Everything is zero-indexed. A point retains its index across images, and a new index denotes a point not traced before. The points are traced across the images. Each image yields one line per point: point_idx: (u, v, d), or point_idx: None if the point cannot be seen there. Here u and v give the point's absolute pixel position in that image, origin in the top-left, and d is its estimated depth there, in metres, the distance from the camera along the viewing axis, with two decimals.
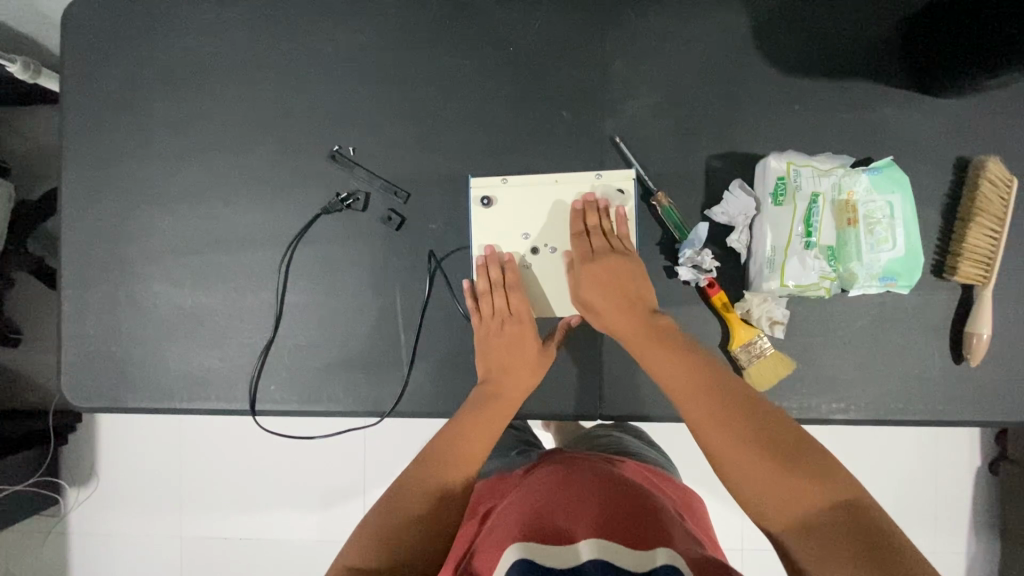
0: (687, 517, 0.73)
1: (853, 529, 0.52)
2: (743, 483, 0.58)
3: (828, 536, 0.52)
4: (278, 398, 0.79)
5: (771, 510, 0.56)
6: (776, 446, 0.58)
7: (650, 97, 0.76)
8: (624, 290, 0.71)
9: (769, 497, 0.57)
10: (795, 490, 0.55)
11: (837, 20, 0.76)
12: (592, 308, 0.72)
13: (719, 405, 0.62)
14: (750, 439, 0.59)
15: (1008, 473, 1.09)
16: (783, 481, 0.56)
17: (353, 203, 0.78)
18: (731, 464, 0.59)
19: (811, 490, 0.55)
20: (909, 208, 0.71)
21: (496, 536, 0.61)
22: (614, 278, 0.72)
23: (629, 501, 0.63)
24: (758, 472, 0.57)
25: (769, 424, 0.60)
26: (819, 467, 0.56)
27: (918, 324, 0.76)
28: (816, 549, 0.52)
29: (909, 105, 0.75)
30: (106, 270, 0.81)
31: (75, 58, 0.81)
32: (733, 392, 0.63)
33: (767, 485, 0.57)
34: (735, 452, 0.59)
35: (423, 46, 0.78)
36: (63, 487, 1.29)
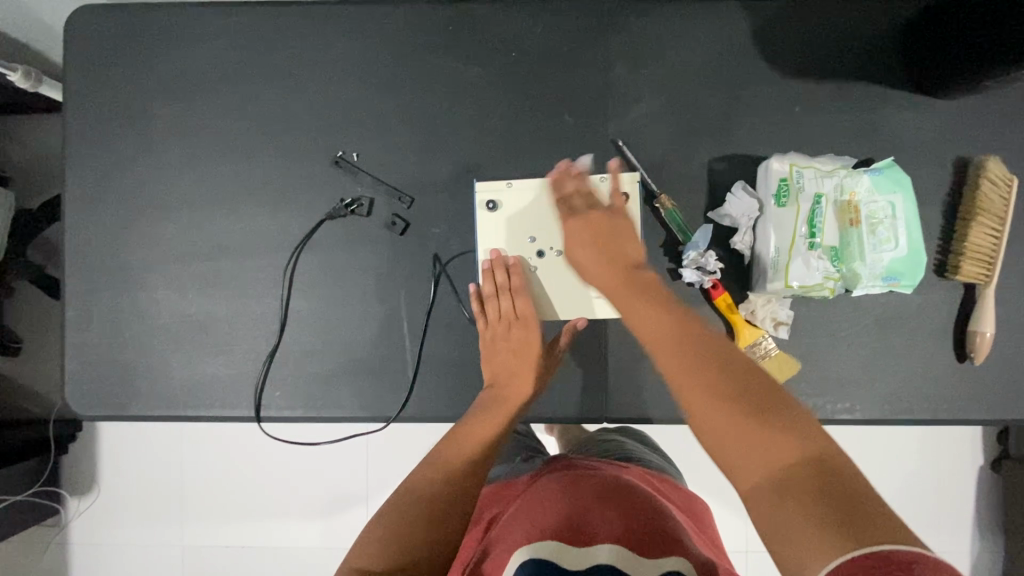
0: (693, 523, 0.72)
1: (823, 487, 0.47)
2: (719, 439, 0.54)
3: (794, 492, 0.47)
4: (283, 404, 0.79)
5: (743, 465, 0.52)
6: (752, 402, 0.54)
7: (652, 101, 0.77)
8: (615, 249, 0.71)
9: (740, 455, 0.52)
10: (766, 446, 0.51)
11: (837, 23, 0.77)
12: (584, 266, 0.72)
13: (696, 360, 0.59)
14: (725, 392, 0.55)
15: (1010, 472, 1.09)
16: (756, 437, 0.52)
17: (357, 208, 0.78)
18: (704, 417, 0.56)
19: (784, 446, 0.51)
20: (910, 207, 0.72)
21: (507, 541, 0.60)
22: (603, 236, 0.71)
23: (638, 508, 0.63)
24: (728, 423, 0.54)
25: (748, 381, 0.56)
26: (796, 426, 0.52)
27: (921, 323, 0.76)
28: (779, 506, 0.48)
29: (908, 106, 0.76)
30: (109, 278, 0.81)
31: (79, 66, 0.81)
32: (709, 345, 0.60)
33: (740, 442, 0.53)
34: (710, 405, 0.55)
35: (426, 52, 0.78)
36: (63, 496, 1.28)
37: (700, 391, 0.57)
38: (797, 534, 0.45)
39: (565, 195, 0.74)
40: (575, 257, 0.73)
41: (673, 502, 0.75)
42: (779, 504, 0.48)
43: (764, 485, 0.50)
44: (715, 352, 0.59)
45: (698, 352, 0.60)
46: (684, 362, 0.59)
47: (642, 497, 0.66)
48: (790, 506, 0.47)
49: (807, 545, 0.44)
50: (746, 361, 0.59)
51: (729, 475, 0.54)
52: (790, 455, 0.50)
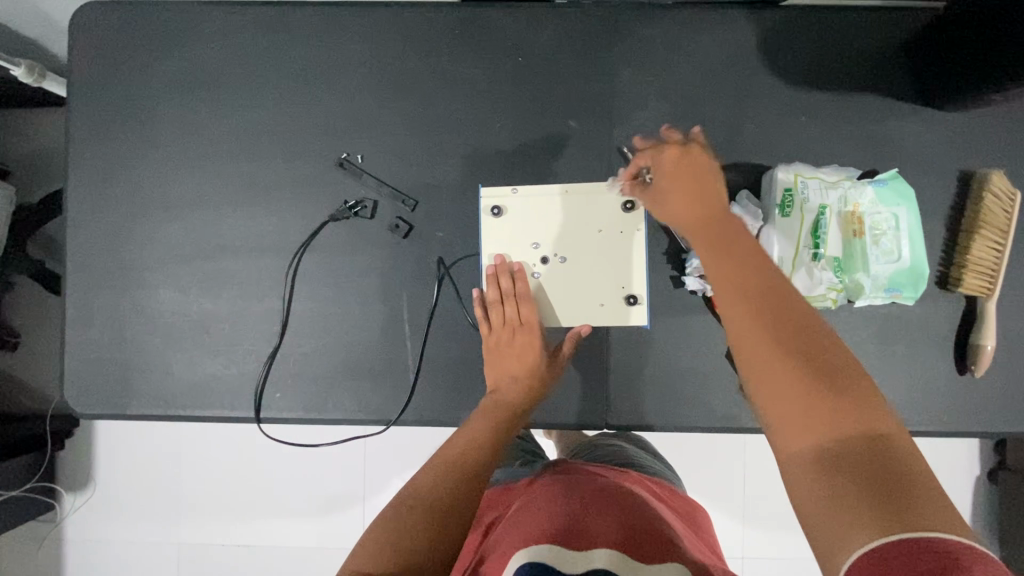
0: (689, 528, 0.72)
1: (882, 469, 0.41)
2: (773, 395, 0.47)
3: (851, 472, 0.42)
4: (283, 406, 0.78)
5: (794, 431, 0.45)
6: (818, 368, 0.47)
7: (658, 108, 0.77)
8: (705, 191, 0.62)
9: (793, 420, 0.46)
10: (827, 418, 0.45)
11: (843, 33, 0.77)
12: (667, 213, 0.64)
13: (760, 315, 0.50)
14: (793, 355, 0.48)
15: (1006, 482, 1.09)
16: (817, 406, 0.45)
17: (361, 211, 0.78)
18: (762, 370, 0.48)
19: (846, 420, 0.44)
20: (913, 220, 0.72)
21: (508, 546, 0.59)
22: (695, 170, 0.63)
23: (640, 520, 0.62)
24: (791, 383, 0.47)
25: (818, 346, 0.48)
26: (864, 400, 0.45)
27: (922, 335, 0.76)
28: (826, 482, 0.42)
29: (913, 118, 0.76)
30: (111, 276, 0.81)
31: (83, 64, 0.81)
32: (783, 298, 0.52)
33: (799, 408, 0.46)
34: (770, 365, 0.48)
35: (431, 55, 0.78)
36: (60, 492, 1.28)
37: (764, 349, 0.49)
38: (840, 513, 0.40)
39: (658, 148, 0.66)
40: (659, 207, 0.65)
41: (671, 507, 0.75)
42: (827, 481, 0.42)
43: (813, 457, 0.44)
44: (784, 307, 0.51)
45: (766, 308, 0.51)
46: (750, 317, 0.51)
47: (639, 504, 0.66)
48: (839, 486, 0.42)
49: (844, 527, 0.40)
50: (816, 321, 0.50)
51: (769, 438, 0.48)
52: (851, 431, 0.44)
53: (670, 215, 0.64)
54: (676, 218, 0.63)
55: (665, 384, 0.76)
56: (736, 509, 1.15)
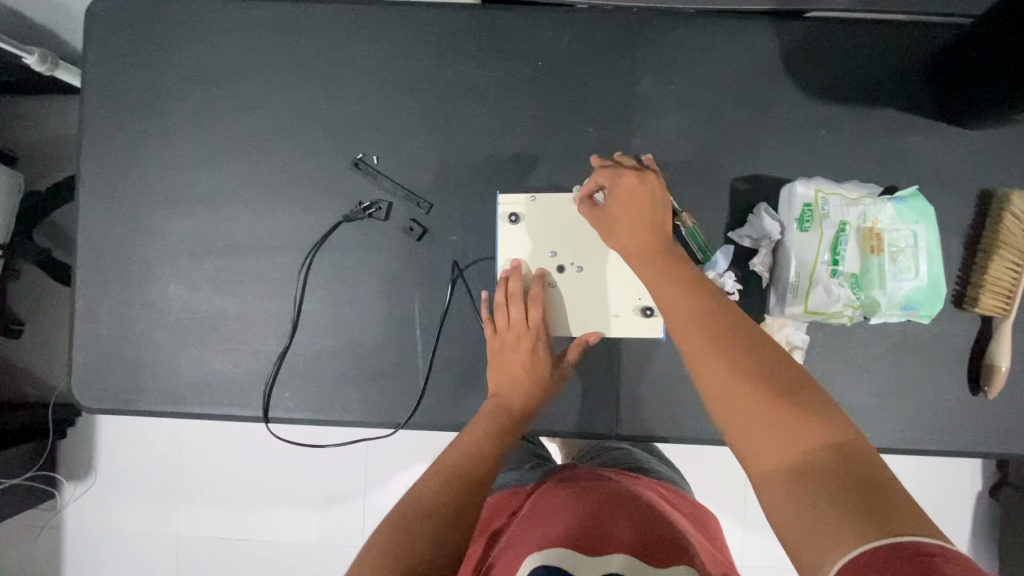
0: (699, 530, 0.72)
1: (850, 480, 0.42)
2: (740, 420, 0.48)
3: (821, 487, 0.42)
4: (291, 406, 0.78)
5: (764, 453, 0.46)
6: (777, 385, 0.48)
7: (678, 117, 0.76)
8: (652, 217, 0.64)
9: (762, 441, 0.46)
10: (792, 435, 0.45)
11: (865, 49, 0.76)
12: (614, 237, 0.65)
13: (719, 343, 0.52)
14: (753, 375, 0.49)
15: (1008, 500, 1.09)
16: (781, 423, 0.46)
17: (375, 212, 0.78)
18: (726, 396, 0.49)
19: (810, 435, 0.45)
20: (932, 238, 0.71)
21: (523, 544, 0.59)
22: (645, 204, 0.65)
23: (655, 522, 0.62)
24: (754, 406, 0.47)
25: (775, 364, 0.50)
26: (823, 413, 0.46)
27: (937, 353, 0.75)
28: (799, 498, 0.42)
29: (934, 135, 0.75)
30: (122, 270, 0.81)
31: (99, 55, 0.80)
32: (737, 324, 0.53)
33: (764, 428, 0.46)
34: (732, 387, 0.49)
35: (450, 56, 0.77)
36: (60, 481, 1.27)
37: (724, 374, 0.50)
38: (818, 524, 0.40)
39: (615, 168, 0.66)
40: (606, 230, 0.66)
41: (678, 509, 0.75)
42: (801, 495, 0.42)
43: (783, 475, 0.44)
44: (739, 332, 0.52)
45: (722, 334, 0.52)
46: (707, 344, 0.52)
47: (652, 508, 0.65)
48: (811, 498, 0.42)
49: (821, 537, 0.40)
50: (768, 342, 0.52)
51: (743, 462, 0.48)
52: (816, 445, 0.44)
53: (619, 240, 0.65)
54: (625, 244, 0.64)
55: (676, 395, 0.76)
56: (737, 518, 1.15)
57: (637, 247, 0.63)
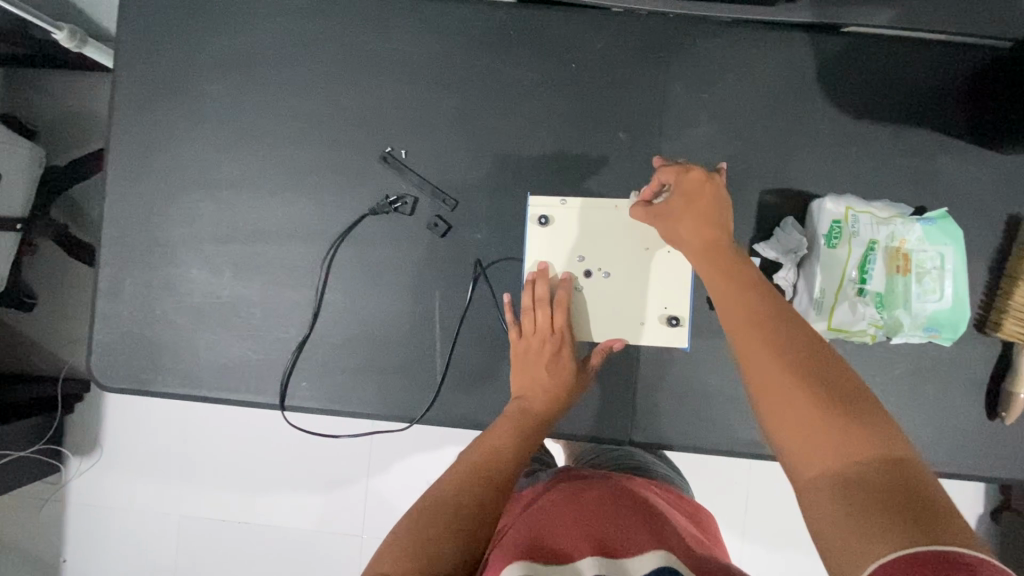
0: (694, 526, 0.69)
1: (894, 488, 0.42)
2: (787, 419, 0.48)
3: (863, 492, 0.42)
4: (307, 395, 0.78)
5: (807, 454, 0.46)
6: (829, 390, 0.47)
7: (710, 126, 0.76)
8: (718, 220, 0.63)
9: (807, 444, 0.46)
10: (838, 439, 0.45)
11: (903, 66, 0.75)
12: (676, 235, 0.64)
13: (772, 344, 0.51)
14: (804, 377, 0.48)
15: (1009, 523, 1.09)
16: (828, 428, 0.46)
17: (401, 206, 0.78)
18: (775, 394, 0.49)
19: (857, 442, 0.44)
20: (960, 260, 0.71)
21: (506, 548, 0.56)
22: (703, 206, 0.63)
23: (644, 520, 0.59)
24: (802, 410, 0.47)
25: (825, 368, 0.49)
26: (873, 422, 0.45)
27: (956, 377, 0.75)
28: (838, 501, 0.43)
29: (967, 157, 0.75)
30: (145, 251, 0.81)
31: (133, 36, 0.80)
32: (793, 328, 0.53)
33: (810, 429, 0.46)
34: (781, 386, 0.48)
35: (483, 54, 0.77)
36: (66, 455, 1.28)
37: (773, 373, 0.49)
38: (855, 527, 0.40)
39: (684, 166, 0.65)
40: (669, 227, 0.65)
41: (682, 511, 0.73)
42: (842, 500, 0.42)
43: (825, 478, 0.44)
44: (793, 335, 0.52)
45: (775, 334, 0.52)
46: (760, 343, 0.52)
47: (645, 506, 0.64)
48: (851, 504, 0.42)
49: (858, 541, 0.40)
50: (822, 346, 0.51)
51: (785, 461, 0.48)
52: (863, 452, 0.44)
53: (680, 238, 0.64)
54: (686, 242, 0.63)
55: (692, 404, 0.76)
56: (738, 528, 1.15)
57: (695, 243, 0.62)
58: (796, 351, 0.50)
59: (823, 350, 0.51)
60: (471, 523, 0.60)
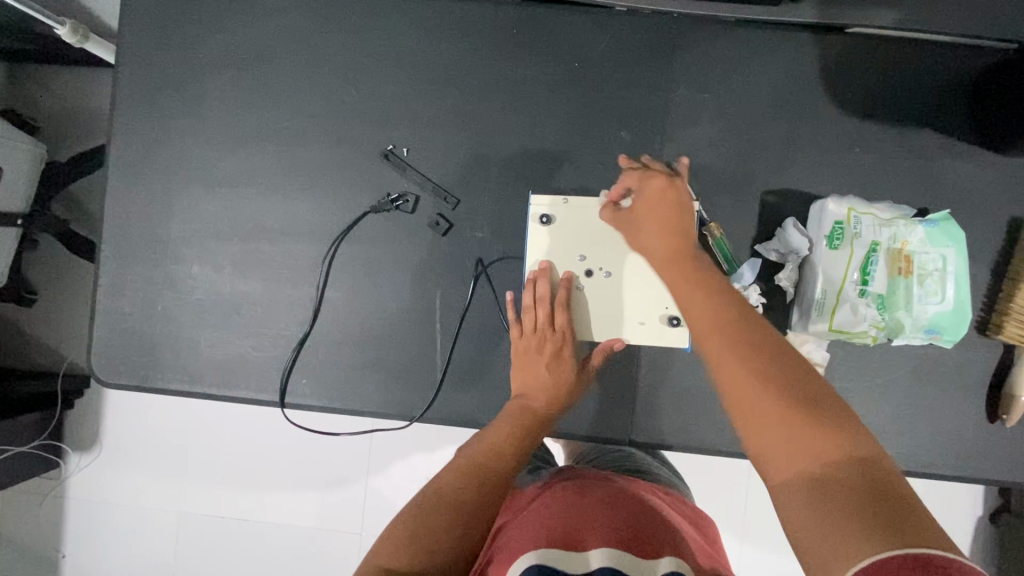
0: (690, 526, 0.70)
1: (865, 489, 0.42)
2: (759, 427, 0.48)
3: (835, 493, 0.42)
4: (307, 392, 0.78)
5: (780, 460, 0.46)
6: (797, 395, 0.48)
7: (712, 126, 0.76)
8: (681, 224, 0.64)
9: (779, 449, 0.46)
10: (808, 444, 0.45)
11: (907, 67, 0.75)
12: (642, 241, 0.66)
13: (741, 350, 0.52)
14: (773, 381, 0.49)
15: (1008, 525, 1.09)
16: (799, 433, 0.46)
17: (402, 204, 0.77)
18: (746, 401, 0.49)
19: (827, 444, 0.45)
20: (961, 263, 0.71)
21: (514, 541, 0.57)
22: (667, 211, 0.65)
23: (649, 523, 0.60)
24: (772, 415, 0.47)
25: (794, 372, 0.50)
26: (842, 426, 0.46)
27: (956, 379, 0.75)
28: (811, 505, 0.43)
29: (971, 159, 0.75)
30: (146, 247, 0.81)
31: (135, 32, 0.80)
32: (761, 335, 0.53)
33: (780, 435, 0.47)
34: (750, 394, 0.49)
35: (486, 52, 0.77)
36: (65, 451, 1.28)
37: (744, 378, 0.50)
38: (830, 531, 0.40)
39: (645, 173, 0.67)
40: (636, 234, 0.67)
41: (684, 515, 0.72)
42: (815, 504, 0.43)
43: (799, 483, 0.45)
44: (762, 341, 0.52)
45: (744, 341, 0.52)
46: (730, 350, 0.52)
47: (649, 508, 0.64)
48: (824, 508, 0.42)
49: (834, 545, 0.40)
50: (789, 350, 0.52)
51: (760, 467, 0.48)
52: (833, 453, 0.45)
53: (647, 244, 0.65)
54: (651, 246, 0.65)
55: (692, 404, 0.76)
56: (737, 529, 1.15)
57: (662, 249, 0.64)
58: (765, 358, 0.51)
59: (791, 357, 0.52)
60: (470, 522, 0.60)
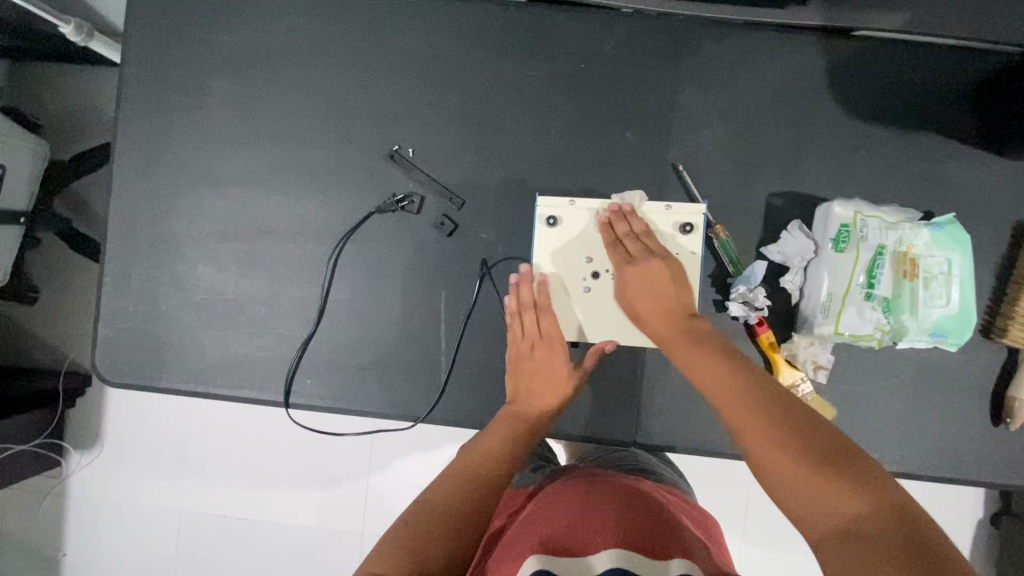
0: (703, 533, 0.68)
1: (894, 533, 0.45)
2: (790, 488, 0.52)
3: (867, 541, 0.46)
4: (312, 392, 0.78)
5: (813, 516, 0.50)
6: (816, 451, 0.52)
7: (719, 128, 0.76)
8: (668, 289, 0.69)
9: (810, 506, 0.50)
10: (834, 496, 0.49)
11: (912, 71, 0.75)
12: (636, 311, 0.70)
13: (759, 413, 0.56)
14: (795, 441, 0.53)
15: (1009, 528, 1.09)
16: (825, 487, 0.50)
17: (407, 205, 0.77)
18: (773, 465, 0.53)
19: (851, 495, 0.49)
20: (966, 267, 0.71)
21: (522, 534, 0.58)
22: (651, 280, 0.69)
23: (652, 522, 0.60)
24: (798, 474, 0.52)
25: (811, 429, 0.55)
26: (862, 475, 0.50)
27: (961, 382, 0.75)
28: (847, 556, 0.46)
29: (976, 163, 0.75)
30: (150, 246, 0.81)
31: (140, 31, 0.80)
32: (775, 395, 0.58)
33: (809, 492, 0.51)
34: (772, 455, 0.54)
35: (492, 53, 0.77)
36: (66, 449, 1.28)
37: (768, 442, 0.54)
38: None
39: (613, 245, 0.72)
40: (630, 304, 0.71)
41: (686, 513, 0.72)
42: (850, 554, 0.46)
43: (833, 536, 0.48)
44: (778, 402, 0.57)
45: (763, 404, 0.57)
46: (750, 415, 0.57)
47: (653, 506, 0.63)
48: (860, 556, 0.45)
49: None
50: (804, 409, 0.57)
51: (798, 525, 0.52)
52: (862, 505, 0.48)
53: (643, 314, 0.70)
54: (649, 318, 0.69)
55: (697, 407, 0.76)
56: (738, 530, 1.15)
57: (660, 319, 0.69)
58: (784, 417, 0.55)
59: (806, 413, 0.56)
60: (466, 524, 0.61)
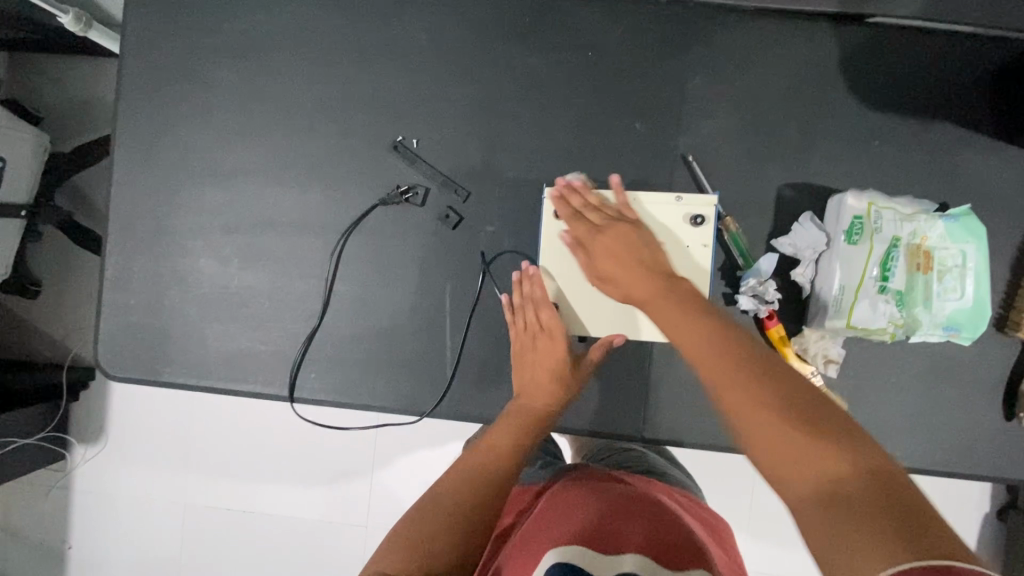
0: (713, 537, 0.67)
1: (880, 500, 0.41)
2: (769, 448, 0.48)
3: (846, 509, 0.42)
4: (317, 387, 0.77)
5: (791, 478, 0.46)
6: (800, 411, 0.48)
7: (728, 119, 0.74)
8: (637, 255, 0.67)
9: (790, 468, 0.46)
10: (816, 458, 0.45)
11: (928, 59, 0.73)
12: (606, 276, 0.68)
13: (739, 369, 0.52)
14: (773, 402, 0.49)
15: (1016, 521, 1.09)
16: (807, 448, 0.46)
17: (412, 197, 0.76)
18: (751, 423, 0.49)
19: (835, 457, 0.45)
20: (981, 259, 0.70)
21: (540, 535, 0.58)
22: (619, 245, 0.68)
23: (668, 528, 0.58)
24: (779, 434, 0.48)
25: (798, 391, 0.50)
26: (850, 440, 0.46)
27: (974, 376, 0.74)
28: (826, 521, 0.42)
29: (992, 153, 0.73)
30: (152, 239, 0.80)
31: (140, 20, 0.78)
32: (759, 354, 0.54)
33: (786, 453, 0.47)
34: (752, 412, 0.50)
35: (498, 42, 0.75)
36: (70, 443, 1.28)
37: (748, 403, 0.50)
38: (850, 543, 0.40)
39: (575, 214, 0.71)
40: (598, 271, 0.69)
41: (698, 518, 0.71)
42: (829, 520, 0.42)
43: (811, 501, 0.44)
44: (762, 361, 0.53)
45: (745, 363, 0.53)
46: (731, 373, 0.52)
47: (667, 512, 0.62)
48: (841, 523, 0.41)
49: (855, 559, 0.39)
50: (792, 372, 0.53)
51: (775, 488, 0.48)
52: (843, 470, 0.44)
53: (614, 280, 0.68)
54: (618, 280, 0.67)
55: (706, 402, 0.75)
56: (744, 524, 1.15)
57: (630, 281, 0.66)
58: (766, 377, 0.51)
59: (792, 376, 0.52)
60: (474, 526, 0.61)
